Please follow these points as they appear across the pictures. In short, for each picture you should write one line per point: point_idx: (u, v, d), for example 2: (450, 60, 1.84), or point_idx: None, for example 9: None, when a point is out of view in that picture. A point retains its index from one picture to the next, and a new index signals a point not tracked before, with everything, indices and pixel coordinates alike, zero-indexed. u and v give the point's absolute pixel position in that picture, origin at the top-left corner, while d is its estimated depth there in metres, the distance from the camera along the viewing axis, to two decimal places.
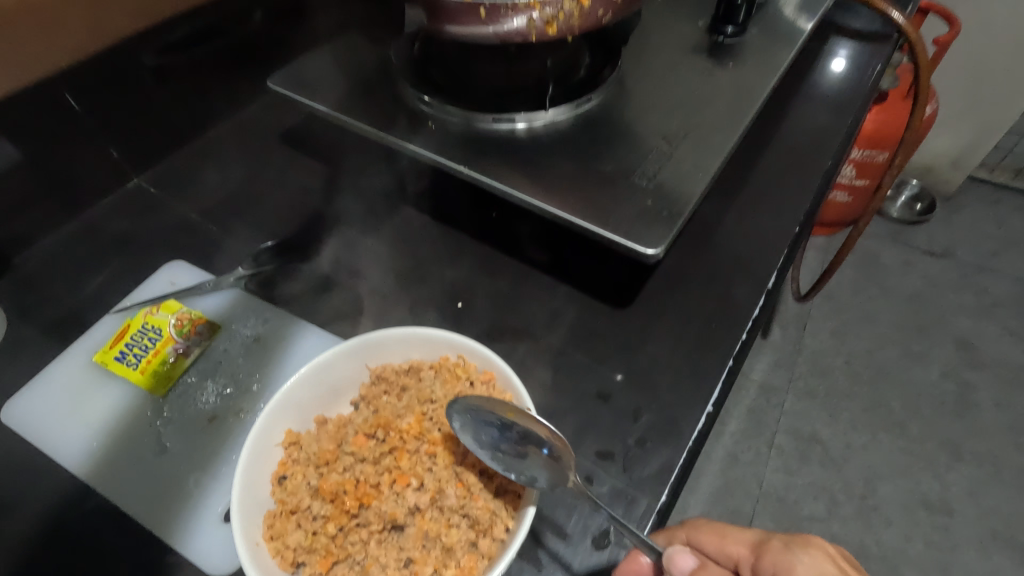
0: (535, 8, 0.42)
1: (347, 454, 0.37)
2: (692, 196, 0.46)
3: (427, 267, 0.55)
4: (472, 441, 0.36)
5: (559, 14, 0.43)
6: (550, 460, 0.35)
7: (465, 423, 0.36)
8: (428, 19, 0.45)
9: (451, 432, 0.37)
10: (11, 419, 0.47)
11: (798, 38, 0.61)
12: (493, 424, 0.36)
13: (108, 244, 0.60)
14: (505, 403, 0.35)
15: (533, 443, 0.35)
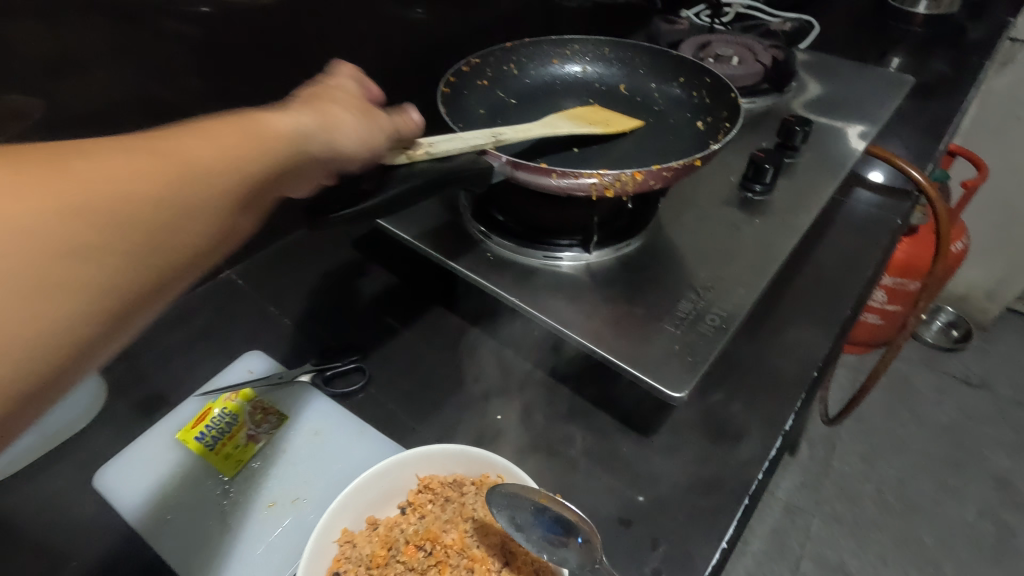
0: (596, 176, 0.50)
1: (397, 560, 0.42)
2: (715, 346, 0.52)
3: (472, 378, 0.61)
4: (510, 523, 0.41)
5: (616, 182, 0.50)
6: (584, 547, 0.39)
7: (505, 504, 0.41)
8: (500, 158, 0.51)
9: (488, 550, 0.42)
10: (100, 482, 0.53)
11: (820, 200, 0.68)
12: (529, 509, 0.41)
13: (197, 329, 0.69)
14: (538, 490, 0.40)
15: (569, 530, 0.40)
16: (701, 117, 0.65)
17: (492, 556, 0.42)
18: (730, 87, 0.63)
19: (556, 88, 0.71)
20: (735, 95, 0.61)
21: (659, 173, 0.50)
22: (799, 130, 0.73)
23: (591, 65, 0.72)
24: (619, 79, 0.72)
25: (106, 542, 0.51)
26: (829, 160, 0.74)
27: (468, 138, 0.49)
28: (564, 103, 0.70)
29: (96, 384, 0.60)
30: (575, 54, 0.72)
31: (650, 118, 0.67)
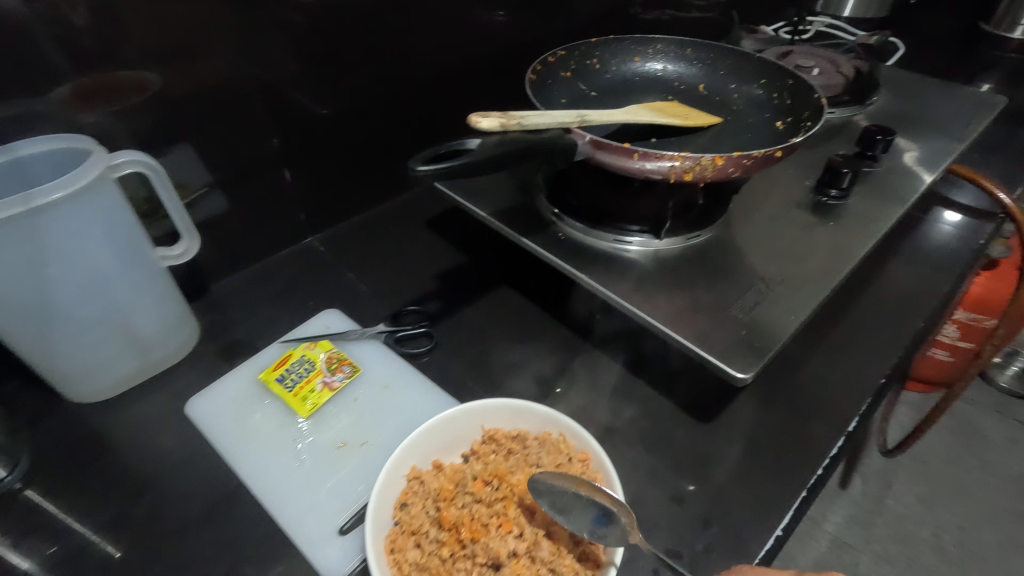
0: (677, 160, 0.52)
1: (464, 493, 0.43)
2: (783, 335, 0.52)
3: (534, 354, 0.63)
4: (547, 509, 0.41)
5: (695, 167, 0.52)
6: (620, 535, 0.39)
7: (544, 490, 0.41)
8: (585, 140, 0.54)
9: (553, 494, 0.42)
10: (193, 411, 0.59)
11: (900, 208, 0.67)
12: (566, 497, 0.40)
13: (280, 287, 0.74)
14: (575, 477, 0.40)
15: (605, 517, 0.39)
16: (780, 118, 0.65)
17: None
18: (814, 89, 0.64)
19: (635, 84, 0.73)
20: (818, 95, 0.62)
21: (739, 161, 0.52)
22: (880, 140, 0.72)
23: (672, 64, 0.74)
24: (699, 79, 0.74)
25: (190, 466, 0.55)
26: (909, 172, 0.73)
27: (555, 115, 0.51)
28: (641, 99, 0.72)
29: (190, 328, 0.65)
30: (656, 54, 0.74)
31: (727, 117, 0.68)
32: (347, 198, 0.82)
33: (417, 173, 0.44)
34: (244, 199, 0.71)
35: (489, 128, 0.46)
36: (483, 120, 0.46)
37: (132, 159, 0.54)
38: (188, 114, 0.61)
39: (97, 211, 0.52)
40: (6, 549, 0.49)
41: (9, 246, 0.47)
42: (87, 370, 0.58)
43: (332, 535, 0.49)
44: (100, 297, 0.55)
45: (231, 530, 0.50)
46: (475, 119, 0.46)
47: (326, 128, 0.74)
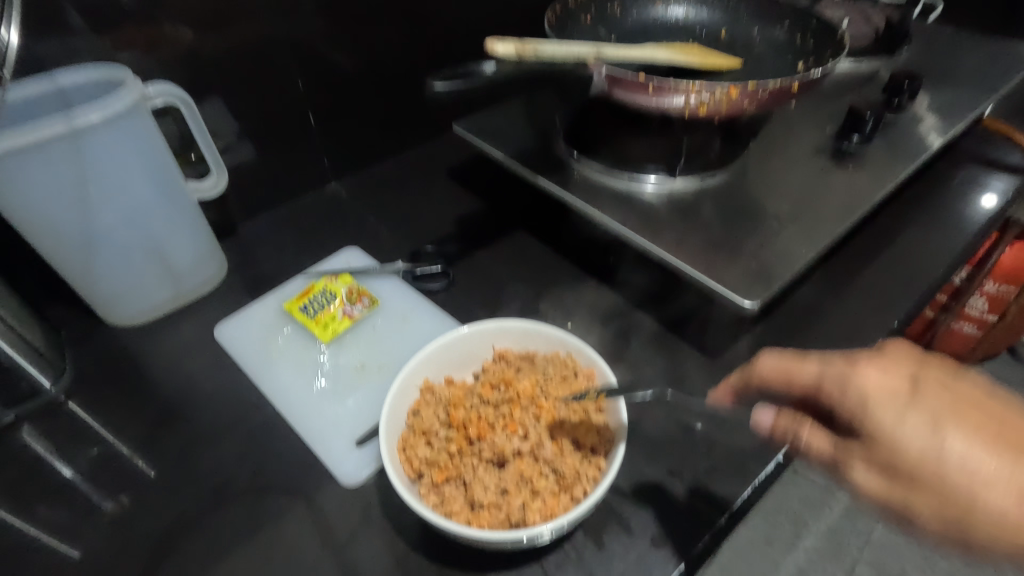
0: (693, 92, 0.52)
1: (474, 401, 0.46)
2: (791, 269, 0.54)
3: (549, 293, 0.65)
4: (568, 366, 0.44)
5: (710, 99, 0.52)
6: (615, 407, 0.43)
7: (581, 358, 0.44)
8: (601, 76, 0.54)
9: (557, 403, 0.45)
10: (222, 335, 0.63)
11: (921, 154, 0.67)
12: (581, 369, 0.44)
13: (305, 229, 0.77)
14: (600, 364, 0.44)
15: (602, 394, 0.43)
16: (801, 60, 0.65)
17: (559, 407, 0.45)
18: (835, 32, 0.64)
19: (656, 29, 0.73)
20: (840, 34, 0.62)
21: (754, 93, 0.52)
22: (907, 86, 0.71)
23: (695, 8, 0.73)
24: (722, 23, 0.73)
25: (218, 387, 0.59)
26: (935, 120, 0.72)
27: (571, 47, 0.51)
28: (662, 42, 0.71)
29: (220, 262, 0.68)
30: None
31: (748, 59, 0.68)
32: (370, 146, 0.83)
33: (434, 92, 0.48)
34: (269, 143, 0.73)
35: (504, 54, 0.48)
36: (499, 45, 0.47)
37: (165, 91, 0.56)
38: (217, 62, 0.62)
39: (133, 138, 0.54)
40: (53, 455, 0.54)
41: (54, 168, 0.51)
42: (126, 294, 0.61)
43: (350, 448, 0.52)
44: (138, 224, 0.58)
45: (255, 442, 0.54)
46: (491, 45, 0.47)
47: (349, 77, 0.75)
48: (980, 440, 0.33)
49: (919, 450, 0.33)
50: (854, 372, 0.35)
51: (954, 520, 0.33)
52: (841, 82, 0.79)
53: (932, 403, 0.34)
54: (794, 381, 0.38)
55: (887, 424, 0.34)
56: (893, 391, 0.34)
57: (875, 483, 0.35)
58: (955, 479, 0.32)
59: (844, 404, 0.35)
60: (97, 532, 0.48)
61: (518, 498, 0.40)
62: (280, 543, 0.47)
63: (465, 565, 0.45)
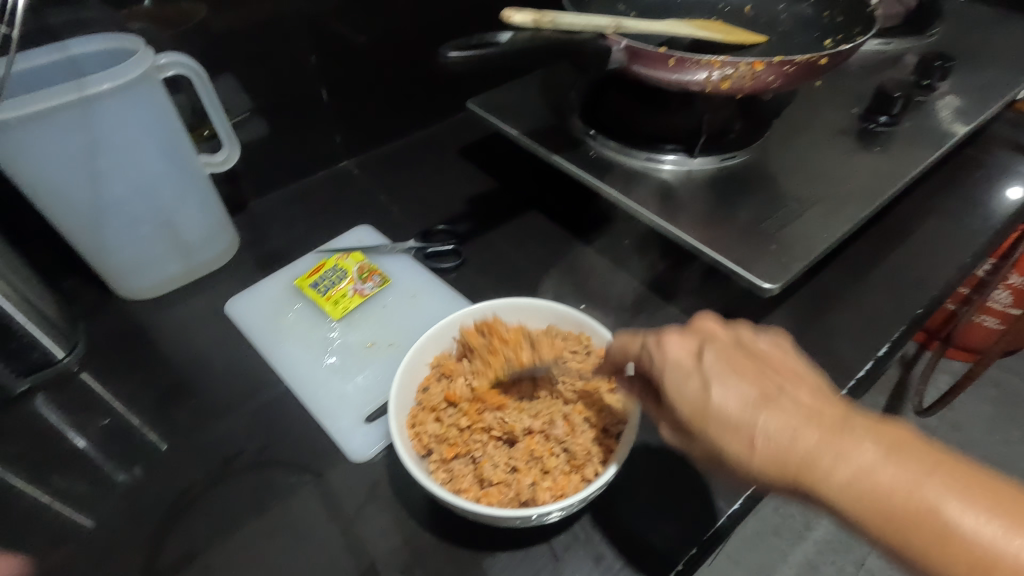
0: (716, 67, 0.50)
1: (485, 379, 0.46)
2: (813, 252, 0.52)
3: (562, 274, 0.64)
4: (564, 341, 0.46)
5: (734, 75, 0.50)
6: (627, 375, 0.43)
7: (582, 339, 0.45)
8: (620, 50, 0.52)
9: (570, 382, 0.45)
10: (233, 311, 0.63)
11: (952, 137, 0.64)
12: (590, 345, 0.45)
13: (317, 206, 0.76)
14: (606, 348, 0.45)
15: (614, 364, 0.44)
16: (829, 36, 0.63)
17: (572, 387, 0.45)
18: (867, 1, 0.61)
19: (678, 6, 0.71)
20: (872, 8, 0.58)
21: (780, 68, 0.50)
22: (938, 66, 0.69)
23: None
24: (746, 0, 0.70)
25: (228, 362, 0.59)
26: (968, 103, 0.69)
27: (590, 18, 0.50)
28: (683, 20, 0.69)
29: (231, 238, 0.68)
30: None
31: (773, 37, 0.65)
32: (383, 124, 0.82)
33: (447, 61, 0.47)
34: (282, 119, 0.72)
35: (520, 24, 0.46)
36: (515, 15, 0.46)
37: (176, 62, 0.55)
38: (229, 36, 0.61)
39: (144, 109, 0.54)
40: (65, 424, 0.54)
41: (66, 136, 0.50)
42: (137, 267, 0.61)
43: (358, 423, 0.52)
44: (149, 196, 0.58)
45: (264, 417, 0.54)
46: (507, 14, 0.46)
47: (362, 53, 0.73)
48: (761, 401, 0.33)
49: (729, 410, 0.33)
50: (660, 339, 0.37)
51: (780, 476, 0.31)
52: (869, 62, 0.76)
53: (714, 363, 0.35)
54: (626, 356, 0.40)
55: (670, 385, 0.35)
56: (685, 359, 0.36)
57: (675, 440, 0.37)
58: (760, 437, 0.32)
59: (647, 367, 0.38)
60: (109, 501, 0.48)
61: (528, 477, 0.40)
62: (288, 517, 0.47)
63: (474, 542, 0.44)
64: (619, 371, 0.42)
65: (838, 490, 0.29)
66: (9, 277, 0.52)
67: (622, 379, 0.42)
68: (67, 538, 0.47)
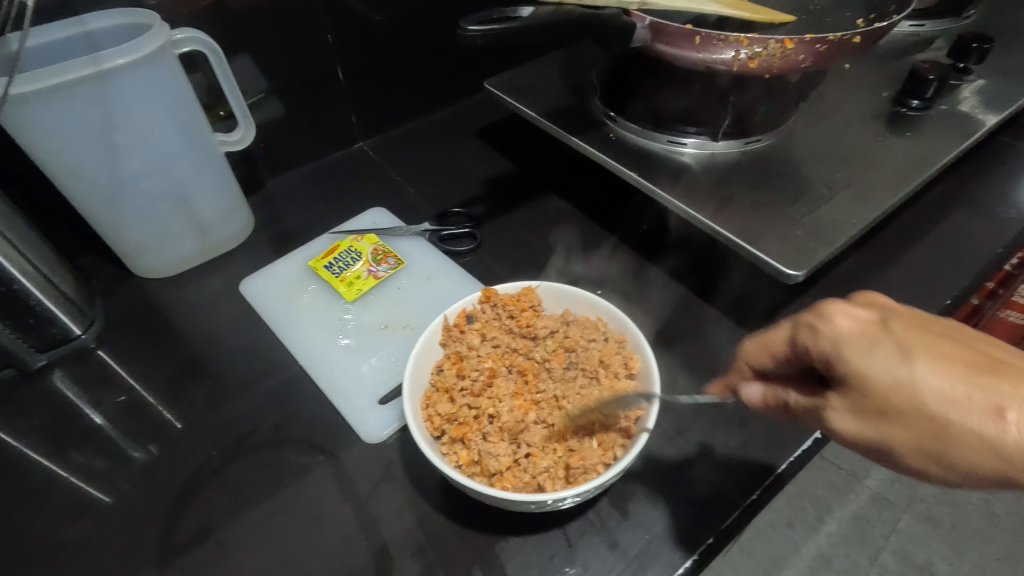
0: (744, 45, 0.48)
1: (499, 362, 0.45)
2: (841, 238, 0.50)
3: (579, 259, 0.63)
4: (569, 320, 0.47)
5: (763, 53, 0.49)
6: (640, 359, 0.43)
7: (595, 321, 0.46)
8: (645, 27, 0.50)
9: (586, 367, 0.44)
10: (247, 290, 0.63)
11: (985, 122, 0.62)
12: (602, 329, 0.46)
13: (332, 187, 0.75)
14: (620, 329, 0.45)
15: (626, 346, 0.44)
16: (862, 15, 0.61)
17: (588, 373, 0.44)
18: None
19: None
20: None
21: (812, 46, 0.48)
22: (977, 47, 0.66)
23: None
24: None
25: (243, 341, 0.59)
26: (1006, 87, 0.67)
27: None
28: None
29: (246, 217, 0.68)
30: None
31: (803, 16, 0.63)
32: (399, 105, 0.81)
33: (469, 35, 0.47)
34: (297, 100, 0.71)
35: None
36: None
37: (192, 37, 0.54)
38: (246, 15, 0.61)
39: (162, 85, 0.53)
40: (82, 398, 0.55)
41: (84, 111, 0.50)
42: (154, 244, 0.62)
43: (372, 404, 0.52)
44: (166, 173, 0.58)
45: (278, 397, 0.54)
46: None
47: (380, 33, 0.72)
48: (971, 377, 0.28)
49: (934, 392, 0.28)
50: (823, 311, 0.31)
51: (923, 441, 0.28)
52: (901, 43, 0.74)
53: (904, 336, 0.30)
54: (773, 350, 0.34)
55: (854, 361, 0.29)
56: (860, 329, 0.30)
57: (849, 427, 0.30)
58: (924, 400, 0.28)
59: (815, 348, 0.31)
60: (126, 477, 0.49)
61: (543, 462, 0.39)
62: (301, 496, 0.47)
63: (488, 525, 0.44)
64: (759, 370, 0.36)
65: (987, 444, 0.27)
66: (27, 254, 0.52)
67: (770, 377, 0.36)
68: (84, 511, 0.47)
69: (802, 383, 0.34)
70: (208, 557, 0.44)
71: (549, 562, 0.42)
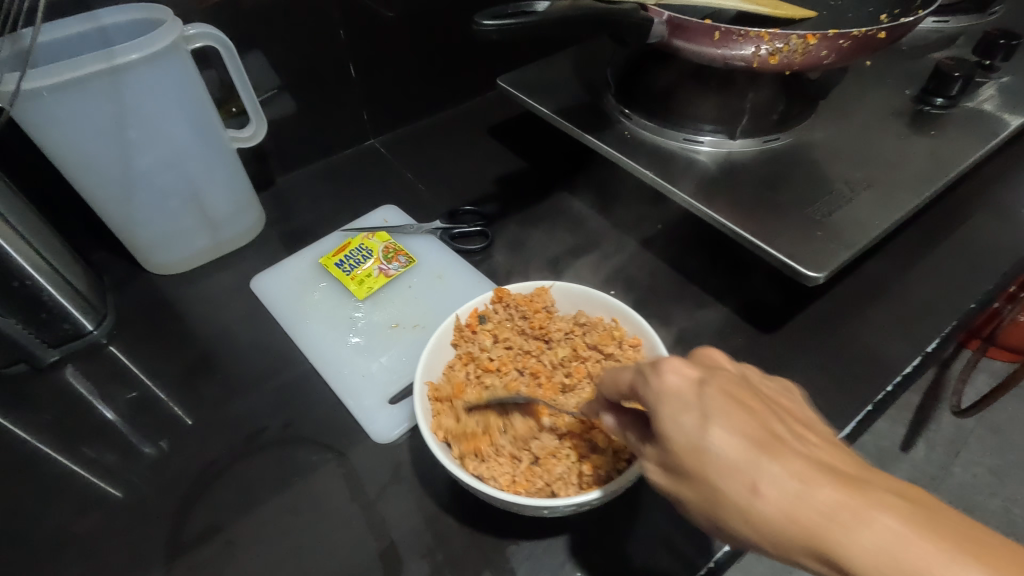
0: (765, 41, 0.47)
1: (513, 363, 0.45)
2: (864, 239, 0.49)
3: (591, 259, 0.62)
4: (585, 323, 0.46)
5: (784, 49, 0.47)
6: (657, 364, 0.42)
7: (611, 325, 0.46)
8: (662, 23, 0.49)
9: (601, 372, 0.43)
10: (257, 287, 0.62)
11: (1011, 122, 0.60)
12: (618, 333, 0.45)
13: (343, 184, 0.75)
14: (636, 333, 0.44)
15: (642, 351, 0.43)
16: (886, 11, 0.59)
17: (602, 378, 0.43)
18: None
19: None
20: None
21: (835, 42, 0.47)
22: (1003, 44, 0.65)
23: None
24: None
25: (252, 339, 0.58)
26: None
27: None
28: None
29: (257, 214, 0.68)
30: None
31: (824, 12, 0.62)
32: (411, 102, 0.81)
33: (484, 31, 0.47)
34: (309, 97, 0.71)
35: None
36: None
37: (205, 33, 0.54)
38: (260, 11, 0.60)
39: (173, 81, 0.53)
40: (92, 394, 0.55)
41: (95, 106, 0.50)
42: (165, 240, 0.61)
43: (382, 404, 0.52)
44: (177, 169, 0.58)
45: (287, 395, 0.53)
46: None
47: (392, 29, 0.71)
48: (757, 446, 0.26)
49: (721, 453, 0.26)
50: (657, 365, 0.30)
51: (710, 506, 0.27)
52: (924, 40, 0.72)
53: (712, 401, 0.28)
54: (618, 389, 0.32)
55: (664, 415, 0.28)
56: (685, 391, 0.28)
57: (659, 478, 0.30)
58: (715, 469, 0.26)
59: (647, 397, 0.30)
60: (136, 472, 0.49)
61: (556, 467, 0.39)
62: (309, 495, 0.46)
63: (498, 528, 0.43)
64: (613, 401, 0.34)
65: (744, 516, 0.26)
66: (40, 249, 0.52)
67: (621, 408, 0.34)
68: (93, 507, 0.47)
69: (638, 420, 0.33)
70: (215, 556, 0.43)
71: (561, 568, 0.41)
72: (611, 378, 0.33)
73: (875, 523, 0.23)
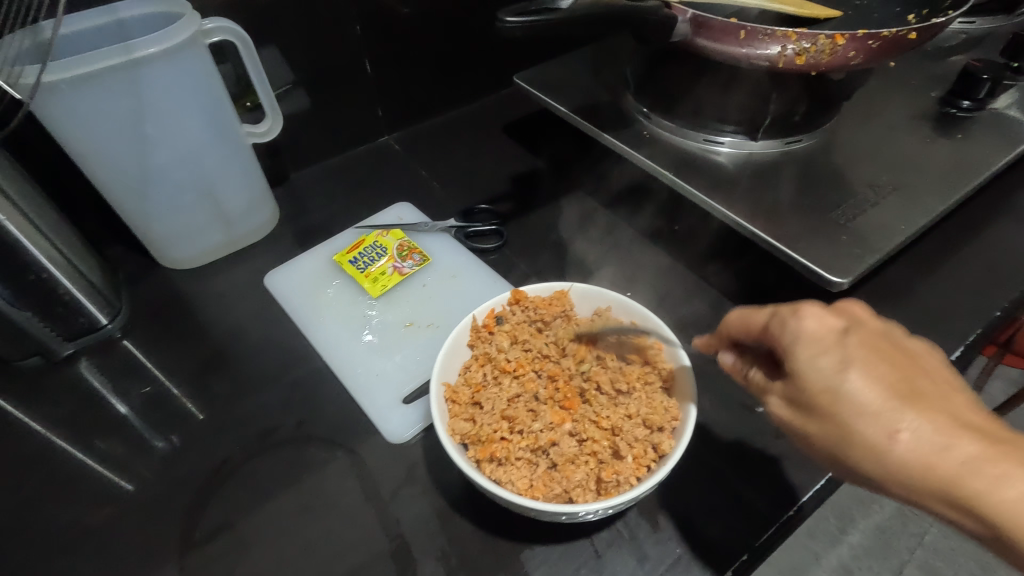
0: (792, 40, 0.46)
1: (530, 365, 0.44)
2: (889, 245, 0.48)
3: (607, 260, 0.62)
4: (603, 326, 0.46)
5: (811, 49, 0.46)
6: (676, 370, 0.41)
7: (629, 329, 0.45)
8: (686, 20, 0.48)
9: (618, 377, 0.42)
10: (271, 284, 0.62)
11: None
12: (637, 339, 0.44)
13: (357, 181, 0.75)
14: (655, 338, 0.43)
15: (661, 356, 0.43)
16: (913, 10, 0.58)
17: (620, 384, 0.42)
18: None
19: None
20: None
21: (864, 43, 0.46)
22: None
23: None
24: None
25: (266, 335, 0.58)
26: None
27: None
28: None
29: (271, 211, 0.68)
30: None
31: (849, 12, 0.61)
32: (426, 99, 0.80)
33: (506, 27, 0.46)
34: (324, 93, 0.70)
35: None
36: None
37: (222, 27, 0.54)
38: (277, 5, 0.60)
39: (191, 75, 0.53)
40: (106, 388, 0.55)
41: (113, 100, 0.50)
42: (180, 235, 0.61)
43: (396, 403, 0.51)
44: (194, 164, 0.57)
45: (301, 392, 0.53)
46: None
47: (409, 25, 0.71)
48: (901, 396, 0.29)
49: (861, 397, 0.29)
50: (800, 312, 0.32)
51: (833, 440, 0.31)
52: (949, 41, 0.71)
53: (855, 350, 0.30)
54: (750, 330, 0.35)
55: (802, 360, 0.31)
56: (825, 336, 0.31)
57: (783, 411, 0.34)
58: (852, 410, 0.30)
59: (780, 338, 0.33)
60: (150, 467, 0.48)
61: (574, 473, 0.38)
62: (322, 494, 0.46)
63: (513, 533, 0.43)
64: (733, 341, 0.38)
65: (868, 448, 0.30)
66: (56, 242, 0.52)
67: (744, 350, 0.37)
68: (107, 501, 0.47)
69: (768, 363, 0.36)
70: (227, 554, 0.43)
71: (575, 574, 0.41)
72: (741, 325, 0.36)
73: (990, 473, 0.28)
